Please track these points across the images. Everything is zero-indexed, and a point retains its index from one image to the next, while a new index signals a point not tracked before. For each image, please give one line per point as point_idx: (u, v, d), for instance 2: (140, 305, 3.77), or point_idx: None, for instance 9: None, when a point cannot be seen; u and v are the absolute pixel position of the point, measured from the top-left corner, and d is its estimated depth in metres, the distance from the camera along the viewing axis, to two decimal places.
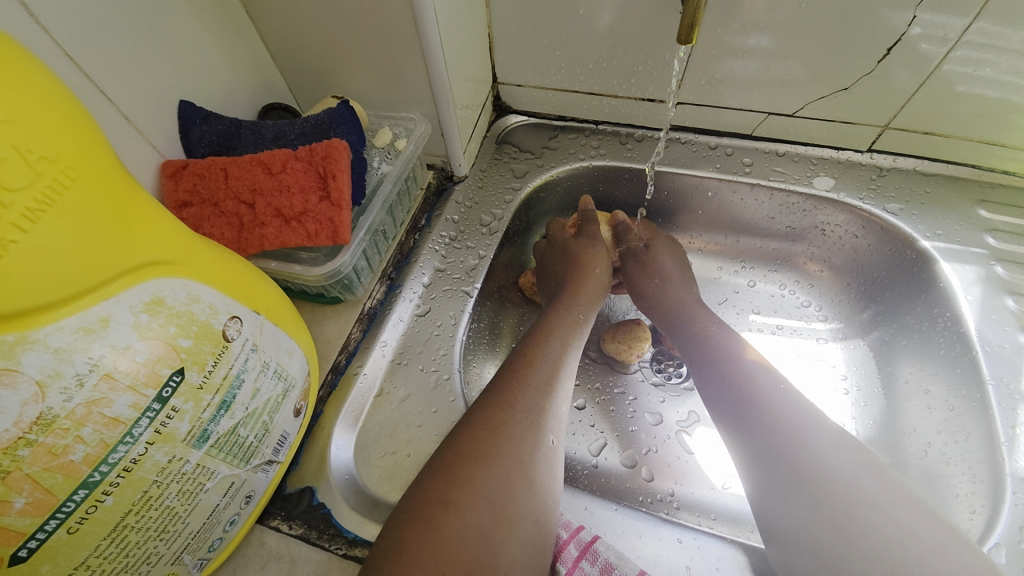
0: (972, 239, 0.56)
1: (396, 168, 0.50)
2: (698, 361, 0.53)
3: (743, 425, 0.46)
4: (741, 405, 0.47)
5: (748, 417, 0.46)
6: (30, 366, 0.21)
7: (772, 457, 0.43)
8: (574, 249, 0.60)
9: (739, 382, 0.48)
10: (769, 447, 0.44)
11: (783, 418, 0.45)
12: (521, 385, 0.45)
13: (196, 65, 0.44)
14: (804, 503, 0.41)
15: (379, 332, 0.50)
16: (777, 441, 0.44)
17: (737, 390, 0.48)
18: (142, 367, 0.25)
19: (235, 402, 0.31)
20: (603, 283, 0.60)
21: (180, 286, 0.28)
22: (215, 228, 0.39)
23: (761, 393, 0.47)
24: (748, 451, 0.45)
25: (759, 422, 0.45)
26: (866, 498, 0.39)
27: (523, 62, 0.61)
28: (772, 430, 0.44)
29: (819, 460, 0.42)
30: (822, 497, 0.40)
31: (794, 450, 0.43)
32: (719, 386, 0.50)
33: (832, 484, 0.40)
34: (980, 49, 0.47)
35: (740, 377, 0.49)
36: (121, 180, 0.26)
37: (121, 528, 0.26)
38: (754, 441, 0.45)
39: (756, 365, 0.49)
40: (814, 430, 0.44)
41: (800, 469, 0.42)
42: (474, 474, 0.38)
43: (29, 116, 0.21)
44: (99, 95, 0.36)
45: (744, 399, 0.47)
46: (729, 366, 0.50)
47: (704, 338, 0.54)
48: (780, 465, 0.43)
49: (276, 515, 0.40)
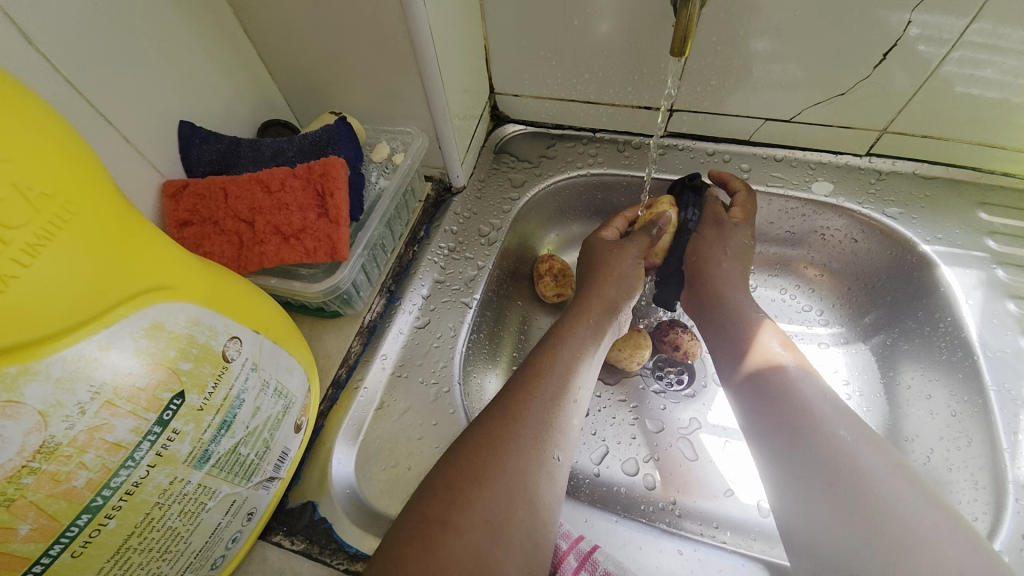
0: (972, 242, 0.56)
1: (394, 183, 0.50)
2: (727, 361, 0.53)
3: (762, 416, 0.47)
4: (771, 394, 0.47)
5: (771, 409, 0.46)
6: (33, 397, 0.22)
7: (795, 441, 0.44)
8: (606, 247, 0.59)
9: (773, 379, 0.48)
10: (795, 436, 0.44)
11: (814, 413, 0.45)
12: (528, 401, 0.45)
13: (195, 84, 0.44)
14: (829, 496, 0.41)
15: (379, 345, 0.51)
16: (789, 424, 0.45)
17: (774, 387, 0.47)
18: (143, 391, 0.26)
19: (235, 421, 0.31)
20: (630, 291, 0.57)
21: (180, 309, 0.28)
22: (215, 247, 0.40)
23: (790, 386, 0.47)
24: (773, 438, 0.45)
25: (784, 428, 0.45)
26: (887, 508, 0.39)
27: (519, 72, 0.62)
28: (802, 422, 0.45)
29: (849, 457, 0.42)
30: (843, 499, 0.40)
31: (821, 447, 0.43)
32: (755, 376, 0.49)
33: (852, 487, 0.40)
34: (979, 50, 0.47)
35: (775, 372, 0.48)
36: (120, 211, 0.27)
37: (124, 551, 0.27)
38: (770, 433, 0.46)
39: (790, 359, 0.49)
40: (835, 427, 0.43)
41: (834, 463, 0.42)
42: (477, 495, 0.39)
43: (29, 154, 0.21)
44: (98, 116, 0.36)
45: (776, 394, 0.47)
46: (760, 357, 0.50)
47: (735, 329, 0.53)
48: (808, 449, 0.43)
49: (277, 530, 0.40)
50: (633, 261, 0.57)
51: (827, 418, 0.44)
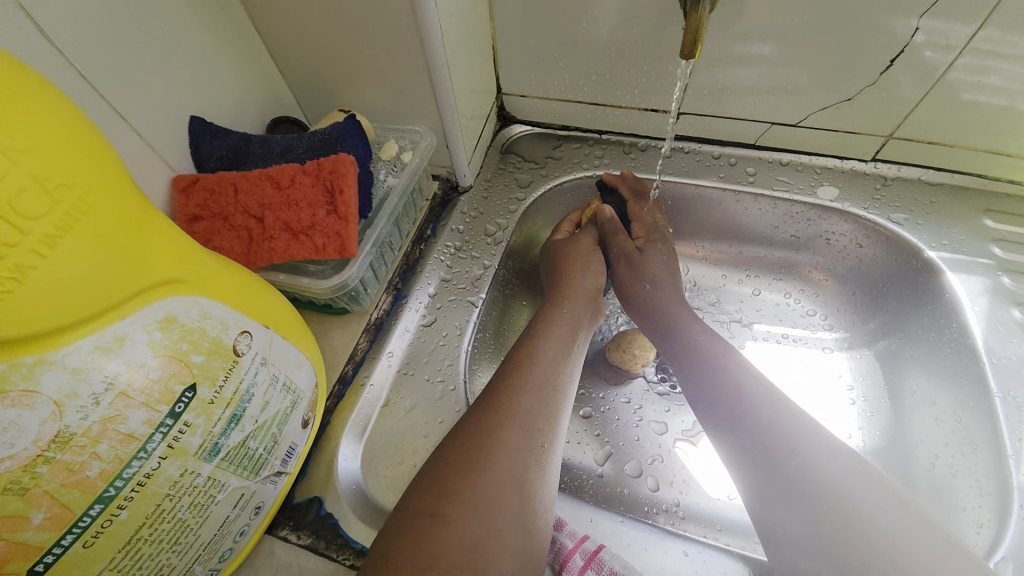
0: (978, 249, 0.56)
1: (402, 181, 0.50)
2: (682, 372, 0.52)
3: (729, 434, 0.46)
4: (732, 407, 0.46)
5: (737, 424, 0.46)
6: (49, 386, 0.22)
7: (755, 459, 0.44)
8: (562, 248, 0.60)
9: (732, 396, 0.47)
10: (757, 451, 0.44)
11: (775, 430, 0.44)
12: (512, 392, 0.45)
13: (206, 81, 0.44)
14: (799, 511, 0.40)
15: (385, 342, 0.51)
16: (756, 443, 0.44)
17: (731, 402, 0.47)
18: (156, 383, 0.26)
19: (245, 415, 0.32)
20: (595, 284, 0.58)
21: (193, 302, 0.28)
22: (225, 242, 0.40)
23: (749, 403, 0.46)
24: (739, 452, 0.45)
25: (750, 442, 0.44)
26: (867, 515, 0.39)
27: (527, 74, 0.62)
28: (761, 438, 0.44)
29: (820, 470, 0.41)
30: (819, 515, 0.40)
31: (783, 464, 0.42)
32: (711, 389, 0.49)
33: (838, 495, 0.40)
34: (985, 57, 0.47)
35: (729, 387, 0.48)
36: (136, 203, 0.27)
37: (135, 542, 0.27)
38: (744, 445, 0.45)
39: (746, 375, 0.49)
40: (803, 442, 0.43)
41: (795, 480, 0.41)
42: (465, 486, 0.39)
43: (48, 146, 0.22)
44: (111, 111, 0.37)
45: (738, 413, 0.46)
46: (718, 374, 0.49)
47: (696, 341, 0.53)
48: (773, 469, 0.43)
49: (285, 524, 0.41)
50: (592, 252, 0.60)
51: (797, 433, 0.44)
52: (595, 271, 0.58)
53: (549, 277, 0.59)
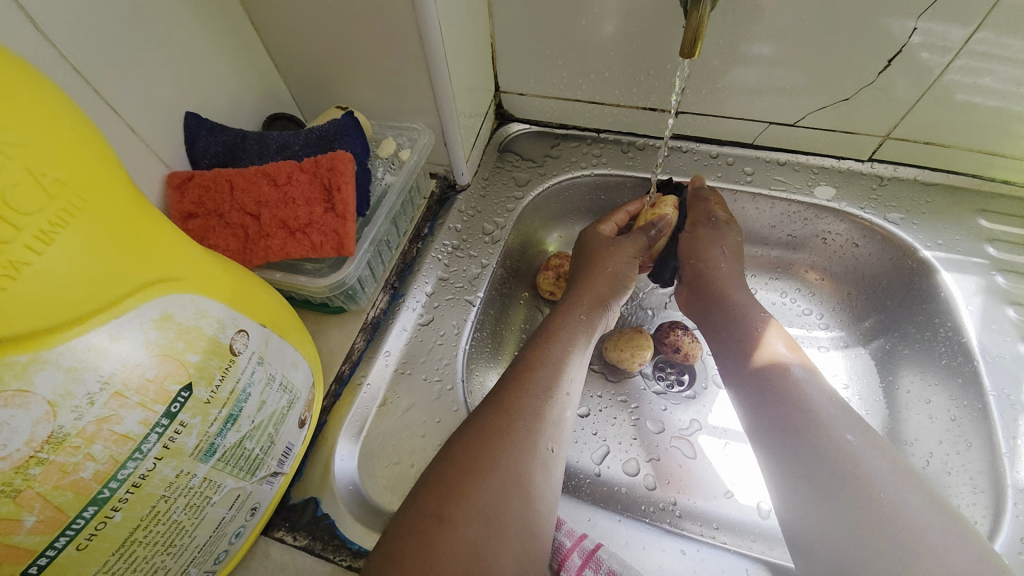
0: (972, 249, 0.57)
1: (400, 179, 0.50)
2: (730, 361, 0.52)
3: (767, 422, 0.46)
4: (774, 396, 0.47)
5: (775, 412, 0.46)
6: (42, 386, 0.22)
7: (793, 447, 0.44)
8: (600, 238, 0.59)
9: (779, 382, 0.48)
10: (792, 440, 0.44)
11: (820, 417, 0.44)
12: (522, 393, 0.45)
13: (202, 76, 0.44)
14: (835, 503, 0.40)
15: (382, 341, 0.50)
16: (797, 429, 0.45)
17: (778, 390, 0.47)
18: (151, 383, 0.26)
19: (242, 415, 0.31)
20: (628, 278, 0.57)
21: (189, 301, 0.28)
22: (220, 240, 0.40)
23: (798, 389, 0.47)
24: (773, 443, 0.46)
25: (788, 430, 0.45)
26: (890, 512, 0.39)
27: (525, 72, 0.61)
28: (801, 426, 0.45)
29: (857, 462, 0.41)
30: (847, 507, 0.40)
31: (817, 454, 0.43)
32: (758, 379, 0.49)
33: (852, 491, 0.40)
34: (981, 59, 0.47)
35: (779, 376, 0.48)
36: (131, 199, 0.26)
37: (129, 544, 0.27)
38: (779, 437, 0.45)
39: (796, 363, 0.49)
40: (841, 432, 0.43)
41: (829, 469, 0.42)
42: (472, 486, 0.38)
43: (42, 139, 0.21)
44: (104, 106, 0.36)
45: (779, 400, 0.47)
46: (765, 361, 0.49)
47: (737, 334, 0.53)
48: (814, 456, 0.43)
49: (280, 526, 0.40)
50: (632, 254, 0.57)
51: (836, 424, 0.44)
52: (630, 260, 0.57)
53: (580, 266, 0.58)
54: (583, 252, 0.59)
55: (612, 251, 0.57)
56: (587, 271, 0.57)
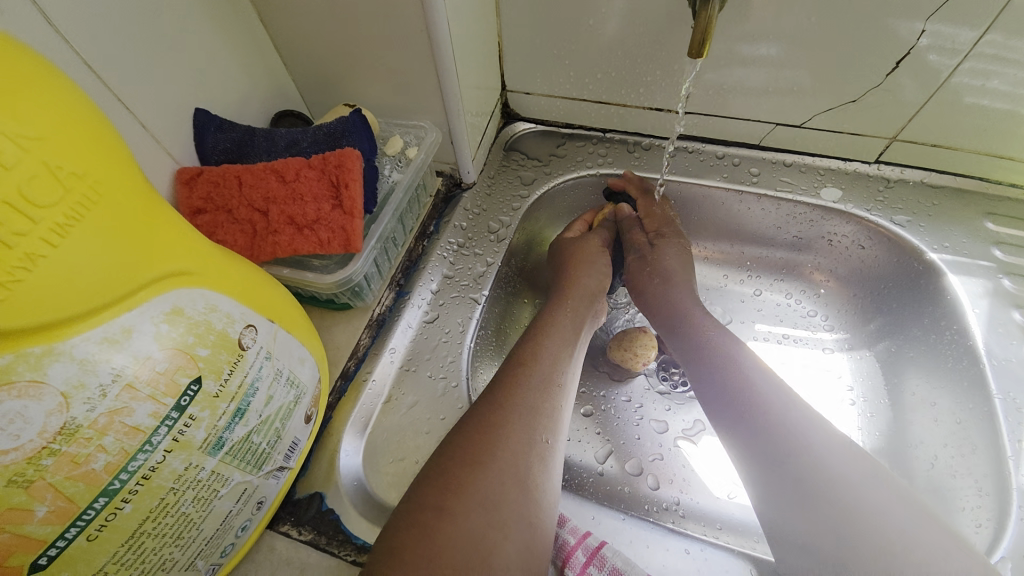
0: (979, 252, 0.57)
1: (406, 176, 0.50)
2: (693, 366, 0.52)
3: (735, 433, 0.46)
4: (739, 402, 0.47)
5: (744, 420, 0.46)
6: (56, 377, 0.22)
7: (757, 456, 0.44)
8: (567, 245, 0.60)
9: (739, 390, 0.47)
10: (764, 448, 0.44)
11: (783, 425, 0.44)
12: (515, 387, 0.45)
13: (212, 73, 0.44)
14: (813, 511, 0.40)
15: (388, 338, 0.51)
16: (771, 436, 0.44)
17: (738, 397, 0.47)
18: (162, 375, 0.26)
19: (249, 409, 0.31)
20: (600, 282, 0.57)
21: (199, 295, 0.28)
22: (229, 236, 0.40)
23: (756, 398, 0.46)
24: (744, 450, 0.45)
25: (751, 438, 0.45)
26: (878, 516, 0.39)
27: (531, 71, 0.62)
28: (765, 434, 0.44)
29: (825, 470, 0.41)
30: (826, 510, 0.40)
31: (789, 461, 0.42)
32: (719, 386, 0.49)
33: (857, 491, 0.40)
34: (990, 61, 0.47)
35: (740, 382, 0.48)
36: (145, 194, 0.27)
37: (139, 535, 0.27)
38: (744, 445, 0.45)
39: (756, 372, 0.48)
40: (825, 437, 0.43)
41: (800, 477, 0.42)
42: (470, 479, 0.39)
43: (59, 133, 0.21)
44: (115, 102, 0.36)
45: (740, 409, 0.46)
46: (728, 370, 0.49)
47: (704, 338, 0.53)
48: (780, 469, 0.43)
49: (286, 520, 0.40)
50: (599, 251, 0.59)
51: (803, 433, 0.44)
52: (597, 266, 0.58)
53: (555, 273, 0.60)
54: (555, 260, 0.60)
55: (578, 258, 0.58)
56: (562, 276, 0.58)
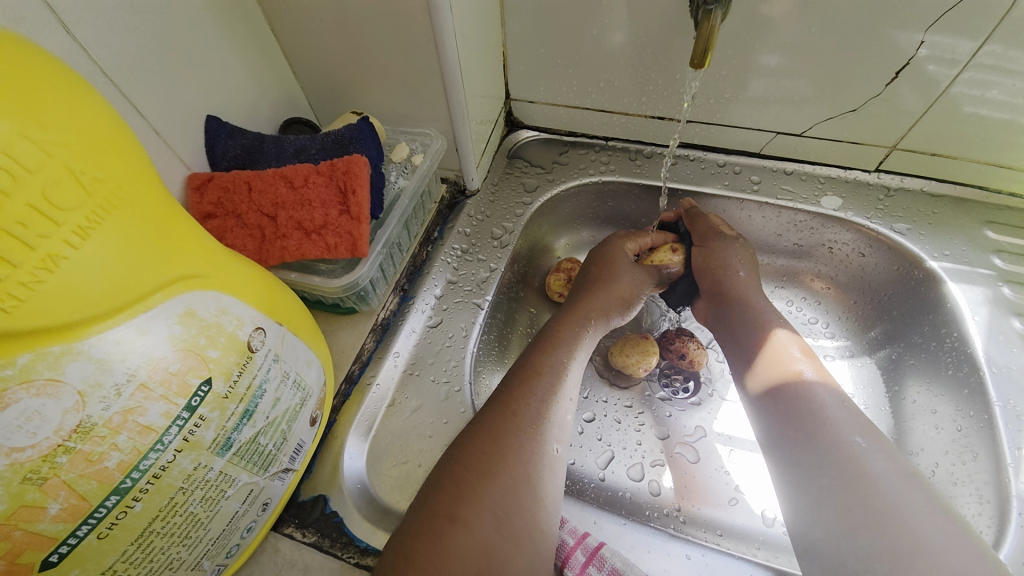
0: (978, 260, 0.57)
1: (412, 183, 0.51)
2: (745, 360, 0.54)
3: (781, 431, 0.47)
4: (785, 391, 0.49)
5: (784, 405, 0.48)
6: (73, 376, 0.22)
7: (791, 441, 0.46)
8: (612, 248, 0.60)
9: (788, 381, 0.49)
10: (798, 434, 0.46)
11: (826, 418, 0.45)
12: (530, 397, 0.45)
13: (221, 81, 0.45)
14: (829, 506, 0.41)
15: (392, 342, 0.51)
16: (805, 426, 0.46)
17: (785, 387, 0.49)
18: (174, 376, 0.26)
19: (257, 411, 0.32)
20: (628, 293, 0.57)
21: (211, 298, 0.29)
22: (238, 240, 0.41)
23: (807, 390, 0.48)
24: (777, 434, 0.47)
25: (790, 423, 0.46)
26: (901, 512, 0.39)
27: (535, 80, 0.63)
28: (801, 421, 0.46)
29: (860, 463, 0.42)
30: (851, 512, 0.40)
31: (817, 453, 0.44)
32: (773, 380, 0.50)
33: (857, 498, 0.41)
34: (989, 72, 0.48)
35: (787, 375, 0.49)
36: (161, 198, 0.27)
37: (147, 534, 0.27)
38: (778, 429, 0.47)
39: (810, 371, 0.49)
40: (852, 434, 0.44)
41: (837, 470, 0.42)
42: (483, 488, 0.39)
43: (83, 140, 0.22)
44: (130, 108, 0.37)
45: (784, 397, 0.48)
46: (778, 368, 0.50)
47: (752, 336, 0.54)
48: (810, 458, 0.44)
49: (289, 523, 0.41)
50: (629, 262, 0.59)
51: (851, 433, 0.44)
52: (627, 273, 0.58)
53: (585, 273, 0.59)
54: (591, 260, 0.60)
55: (614, 268, 0.58)
56: (592, 280, 0.58)
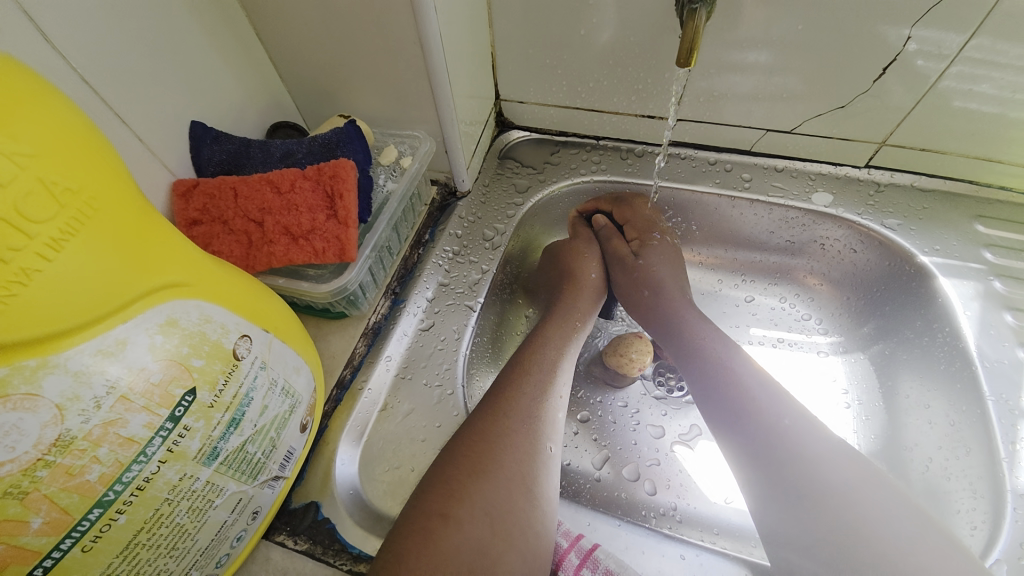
0: (969, 254, 0.57)
1: (401, 186, 0.51)
2: (688, 372, 0.53)
3: (738, 429, 0.47)
4: (737, 402, 0.47)
5: (742, 424, 0.46)
6: (51, 390, 0.22)
7: (757, 454, 0.45)
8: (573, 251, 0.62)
9: (732, 388, 0.48)
10: (760, 445, 0.45)
11: (778, 433, 0.45)
12: (520, 395, 0.45)
13: (207, 86, 0.45)
14: (803, 515, 0.42)
15: (383, 346, 0.51)
16: (768, 444, 0.45)
17: (730, 396, 0.48)
18: (156, 387, 0.26)
19: (244, 419, 0.32)
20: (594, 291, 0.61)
21: (193, 306, 0.28)
22: (224, 246, 0.40)
23: (753, 406, 0.47)
24: (744, 448, 0.46)
25: (754, 427, 0.46)
26: (876, 520, 0.40)
27: (525, 80, 0.62)
28: (762, 432, 0.45)
29: (834, 469, 0.43)
30: (820, 514, 0.41)
31: (786, 462, 0.43)
32: (715, 387, 0.49)
33: (839, 501, 0.41)
34: (977, 65, 0.48)
35: (733, 383, 0.49)
36: (139, 207, 0.27)
37: (132, 547, 0.27)
38: (741, 440, 0.46)
39: (755, 379, 0.49)
40: (809, 446, 0.44)
41: (804, 484, 0.42)
42: (475, 487, 0.39)
43: (55, 150, 0.22)
44: (112, 115, 0.37)
45: (740, 410, 0.47)
46: (723, 380, 0.49)
47: (699, 345, 0.53)
48: (778, 472, 0.43)
49: (281, 530, 0.41)
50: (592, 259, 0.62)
51: (822, 442, 0.44)
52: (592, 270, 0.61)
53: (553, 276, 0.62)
54: (557, 262, 0.62)
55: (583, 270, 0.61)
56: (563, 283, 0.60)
